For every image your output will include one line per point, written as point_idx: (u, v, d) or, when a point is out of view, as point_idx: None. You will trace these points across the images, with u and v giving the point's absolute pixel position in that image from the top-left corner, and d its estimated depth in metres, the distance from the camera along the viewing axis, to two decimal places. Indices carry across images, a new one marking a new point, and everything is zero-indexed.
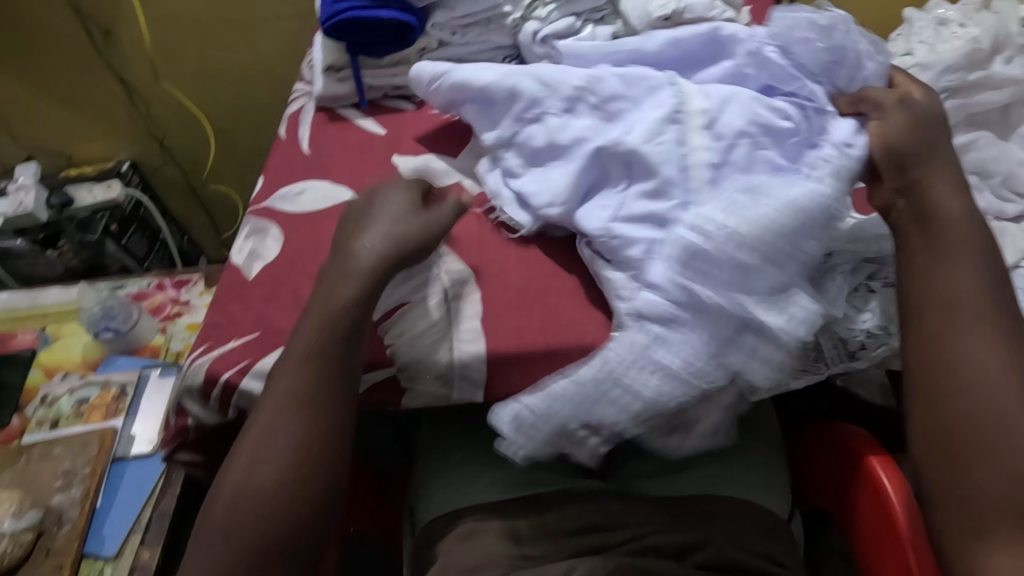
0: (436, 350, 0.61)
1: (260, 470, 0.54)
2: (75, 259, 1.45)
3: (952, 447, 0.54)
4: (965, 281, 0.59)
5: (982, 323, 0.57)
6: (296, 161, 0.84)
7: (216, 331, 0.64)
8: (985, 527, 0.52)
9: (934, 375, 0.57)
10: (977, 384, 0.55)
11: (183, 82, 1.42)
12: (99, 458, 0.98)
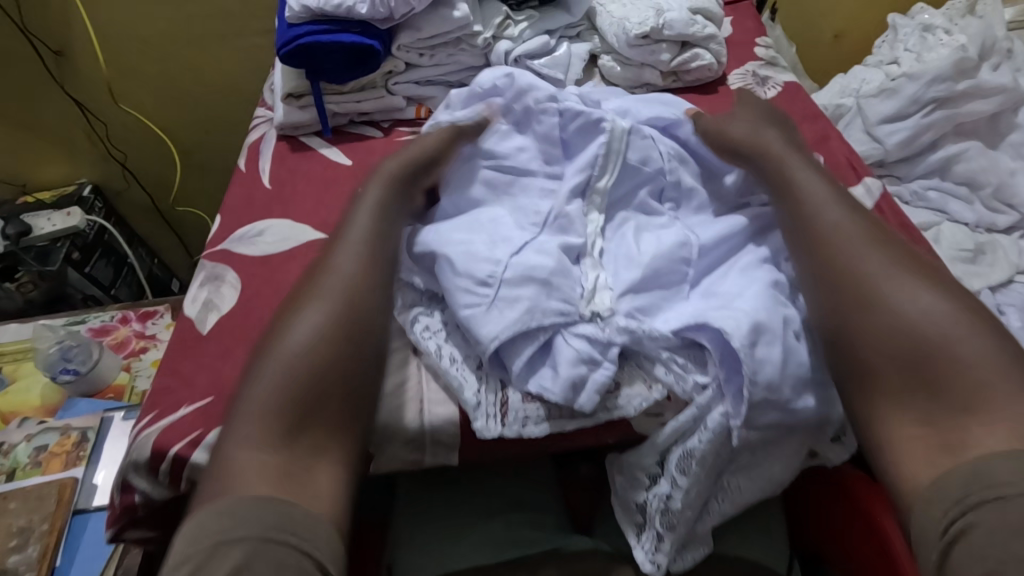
0: (408, 415, 0.56)
1: (290, 371, 0.51)
2: (35, 290, 1.38)
3: (865, 338, 0.52)
4: (821, 194, 0.60)
5: (852, 228, 0.57)
6: (256, 196, 0.78)
7: (165, 397, 0.59)
8: (901, 431, 0.49)
9: (824, 278, 0.55)
10: (871, 274, 0.54)
11: (143, 101, 1.35)
12: (57, 513, 0.93)
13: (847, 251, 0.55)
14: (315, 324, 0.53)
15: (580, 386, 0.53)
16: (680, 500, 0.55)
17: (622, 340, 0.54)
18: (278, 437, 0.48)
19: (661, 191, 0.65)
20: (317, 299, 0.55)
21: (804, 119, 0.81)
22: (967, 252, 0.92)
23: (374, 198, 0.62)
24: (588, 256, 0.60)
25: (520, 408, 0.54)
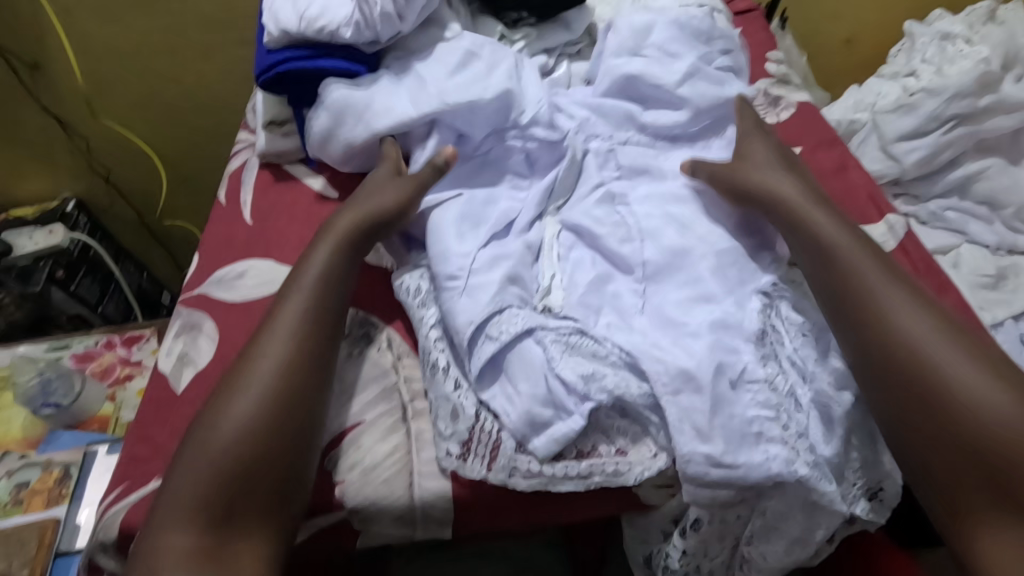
0: (395, 489, 0.52)
1: (228, 442, 0.48)
2: (18, 312, 1.34)
3: (939, 426, 0.48)
4: (859, 257, 0.55)
5: (891, 287, 0.53)
6: (236, 233, 0.74)
7: (135, 467, 0.54)
8: (973, 516, 0.47)
9: (886, 369, 0.51)
10: (938, 363, 0.49)
11: (125, 114, 1.30)
12: (39, 557, 0.89)
13: (907, 329, 0.51)
14: (259, 387, 0.50)
15: (541, 427, 0.51)
16: (679, 561, 0.54)
17: (602, 397, 0.51)
18: (210, 526, 0.45)
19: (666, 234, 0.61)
20: (266, 373, 0.51)
21: (820, 146, 0.76)
22: (989, 277, 0.89)
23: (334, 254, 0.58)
24: (580, 309, 0.57)
25: (511, 457, 0.51)
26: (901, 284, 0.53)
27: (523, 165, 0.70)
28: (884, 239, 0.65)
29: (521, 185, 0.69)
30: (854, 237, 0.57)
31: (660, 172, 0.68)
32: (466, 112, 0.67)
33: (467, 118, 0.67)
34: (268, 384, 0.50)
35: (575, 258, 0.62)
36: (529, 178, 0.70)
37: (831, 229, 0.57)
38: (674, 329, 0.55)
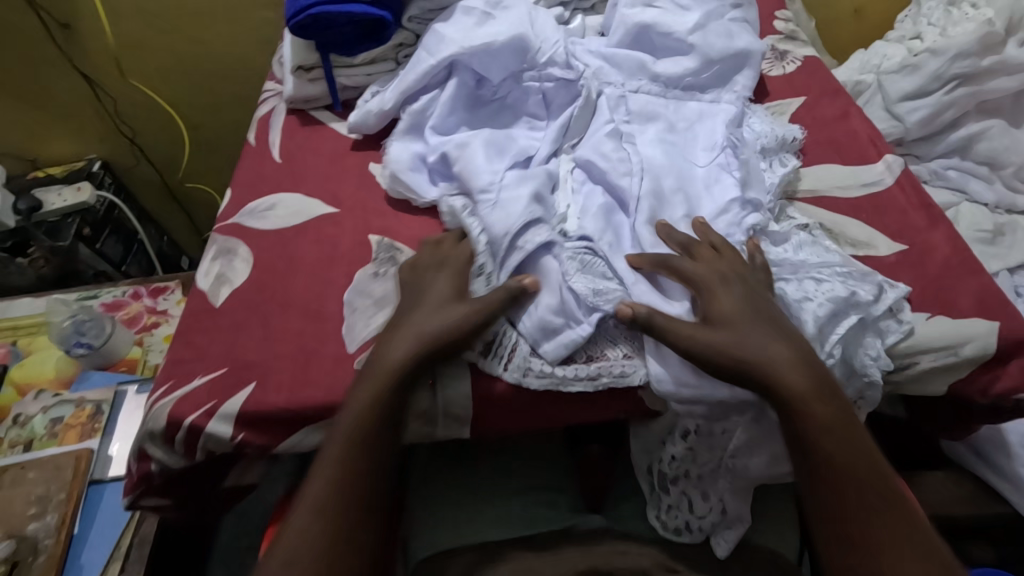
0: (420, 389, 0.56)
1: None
2: (46, 266, 1.39)
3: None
4: (797, 375, 0.50)
5: (825, 425, 0.49)
6: (266, 170, 0.78)
7: (179, 367, 0.59)
8: None
9: (834, 524, 0.49)
10: (887, 544, 0.47)
11: (151, 75, 1.34)
12: (74, 483, 0.94)
13: (870, 532, 0.48)
14: (355, 480, 0.51)
15: (552, 333, 0.55)
16: (676, 466, 0.57)
17: (609, 308, 0.55)
18: None
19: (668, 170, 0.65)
20: (357, 442, 0.52)
21: (823, 95, 0.79)
22: (986, 233, 0.91)
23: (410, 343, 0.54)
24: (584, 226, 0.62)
25: (525, 359, 0.55)
26: (867, 488, 0.49)
27: (540, 107, 0.74)
28: (882, 175, 0.68)
29: (537, 127, 0.73)
30: (838, 417, 0.50)
31: (669, 117, 0.71)
32: (485, 56, 0.71)
33: (486, 61, 0.72)
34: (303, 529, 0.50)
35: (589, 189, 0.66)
36: (544, 120, 0.73)
37: (822, 424, 0.49)
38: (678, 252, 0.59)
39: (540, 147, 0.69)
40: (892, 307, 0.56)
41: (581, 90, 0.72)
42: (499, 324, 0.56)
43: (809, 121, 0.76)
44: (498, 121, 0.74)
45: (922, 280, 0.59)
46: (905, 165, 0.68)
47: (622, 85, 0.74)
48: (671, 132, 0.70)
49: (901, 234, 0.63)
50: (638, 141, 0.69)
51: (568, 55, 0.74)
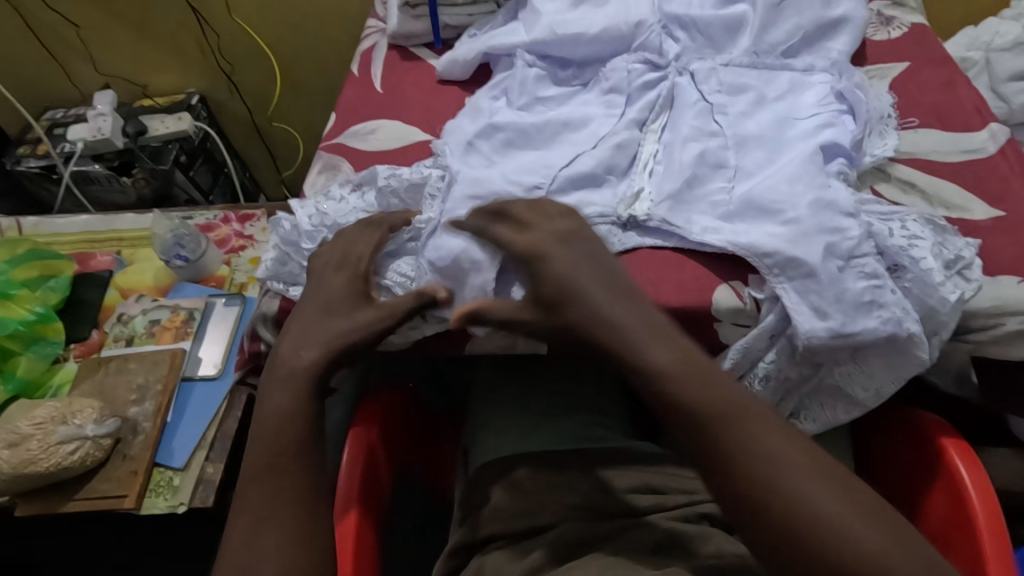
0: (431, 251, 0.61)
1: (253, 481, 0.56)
2: (146, 187, 1.49)
3: (756, 510, 0.46)
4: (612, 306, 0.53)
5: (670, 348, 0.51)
6: (368, 98, 0.83)
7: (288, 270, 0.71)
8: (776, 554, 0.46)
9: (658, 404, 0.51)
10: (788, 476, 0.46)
11: (253, 15, 1.41)
12: (169, 376, 1.04)
13: (758, 465, 0.47)
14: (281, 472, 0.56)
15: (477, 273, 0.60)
16: None
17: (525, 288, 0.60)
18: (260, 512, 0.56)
19: (747, 147, 0.65)
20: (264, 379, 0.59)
21: (929, 62, 0.77)
22: None
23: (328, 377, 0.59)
24: (638, 169, 0.65)
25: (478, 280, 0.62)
26: (745, 428, 0.48)
27: (622, 82, 0.71)
28: (985, 143, 0.67)
29: (614, 108, 0.70)
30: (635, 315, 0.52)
31: (759, 89, 0.70)
32: (574, 44, 0.74)
33: (576, 46, 0.74)
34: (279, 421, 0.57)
35: (664, 169, 0.64)
36: (624, 98, 0.70)
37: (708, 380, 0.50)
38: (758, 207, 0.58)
39: (617, 122, 0.67)
40: (961, 264, 0.56)
41: (665, 75, 0.71)
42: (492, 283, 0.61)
43: (910, 87, 0.74)
44: (582, 85, 0.74)
45: (1015, 246, 0.59)
46: (1010, 135, 0.67)
47: (712, 60, 0.73)
48: (774, 114, 0.68)
49: (997, 201, 0.63)
50: (730, 113, 0.68)
51: (657, 37, 0.74)
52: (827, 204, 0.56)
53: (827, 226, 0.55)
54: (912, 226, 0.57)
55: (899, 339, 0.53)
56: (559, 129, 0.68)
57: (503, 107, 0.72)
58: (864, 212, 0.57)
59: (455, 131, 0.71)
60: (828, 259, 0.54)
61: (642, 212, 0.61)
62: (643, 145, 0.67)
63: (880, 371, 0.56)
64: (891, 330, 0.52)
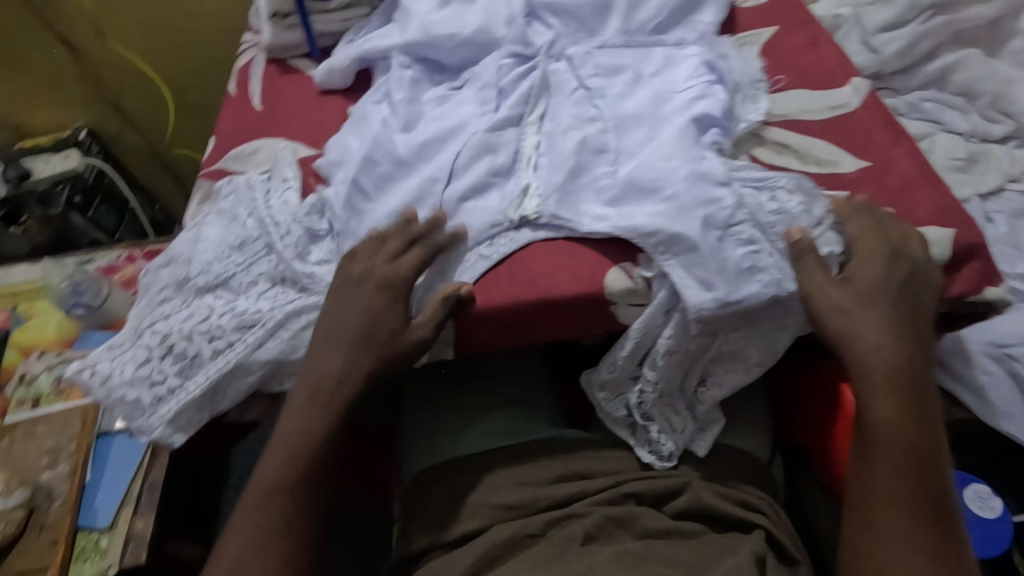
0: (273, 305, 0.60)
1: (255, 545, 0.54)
2: (41, 235, 1.39)
3: None
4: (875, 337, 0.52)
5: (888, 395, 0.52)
6: (247, 118, 0.79)
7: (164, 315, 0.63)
8: None
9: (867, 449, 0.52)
10: (877, 532, 0.49)
11: (132, 38, 1.29)
12: (83, 435, 0.96)
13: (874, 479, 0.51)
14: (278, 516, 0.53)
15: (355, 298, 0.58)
16: (653, 392, 0.62)
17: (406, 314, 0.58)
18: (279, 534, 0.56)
19: (625, 129, 0.66)
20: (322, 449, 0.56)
21: (796, 24, 0.79)
22: (960, 161, 0.92)
23: (302, 407, 0.56)
24: (521, 167, 0.65)
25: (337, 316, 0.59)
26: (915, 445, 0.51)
27: (493, 77, 0.71)
28: (849, 98, 0.70)
29: (489, 102, 0.69)
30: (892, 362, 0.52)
31: (634, 69, 0.71)
32: (448, 46, 0.73)
33: (451, 48, 0.73)
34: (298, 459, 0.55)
35: (549, 162, 0.64)
36: (496, 91, 0.70)
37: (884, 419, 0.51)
38: (641, 188, 0.59)
39: (490, 123, 0.67)
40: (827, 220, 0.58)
41: (534, 68, 0.71)
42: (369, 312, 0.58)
43: (781, 50, 0.76)
44: (457, 87, 0.73)
45: (882, 194, 0.62)
46: (871, 88, 0.70)
47: (586, 44, 0.74)
48: (654, 92, 0.68)
49: (865, 152, 0.65)
50: (608, 96, 0.69)
51: (525, 29, 0.74)
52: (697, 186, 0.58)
53: (703, 199, 0.56)
54: (783, 188, 0.59)
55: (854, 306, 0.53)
56: (435, 133, 0.67)
57: (384, 113, 0.70)
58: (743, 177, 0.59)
59: (338, 145, 0.69)
60: (706, 231, 0.55)
61: (533, 210, 0.61)
62: (524, 140, 0.67)
63: (773, 332, 0.58)
64: (812, 294, 0.54)
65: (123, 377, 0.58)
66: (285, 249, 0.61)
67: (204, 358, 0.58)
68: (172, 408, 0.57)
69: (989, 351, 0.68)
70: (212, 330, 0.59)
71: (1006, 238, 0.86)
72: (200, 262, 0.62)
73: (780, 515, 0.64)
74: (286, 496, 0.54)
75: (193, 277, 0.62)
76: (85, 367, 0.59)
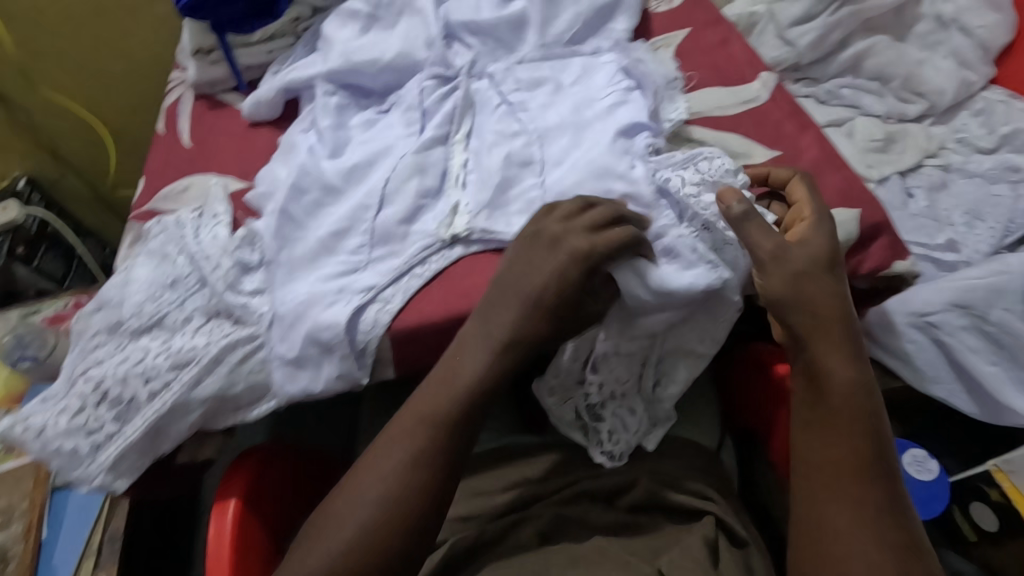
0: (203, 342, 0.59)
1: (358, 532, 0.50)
2: None
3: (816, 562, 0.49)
4: (830, 308, 0.55)
5: (842, 360, 0.54)
6: (176, 156, 0.79)
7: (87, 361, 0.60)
8: None
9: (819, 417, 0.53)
10: (829, 503, 0.50)
11: (63, 82, 1.26)
12: (36, 491, 0.91)
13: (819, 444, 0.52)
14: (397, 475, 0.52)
15: (288, 326, 0.58)
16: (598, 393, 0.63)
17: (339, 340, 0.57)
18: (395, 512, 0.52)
19: (549, 139, 0.67)
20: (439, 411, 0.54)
21: (706, 25, 0.82)
22: (879, 142, 0.96)
23: (406, 429, 0.53)
24: (450, 185, 0.66)
25: (269, 347, 0.59)
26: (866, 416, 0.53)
27: (416, 99, 0.72)
28: (758, 93, 0.73)
29: (414, 125, 0.70)
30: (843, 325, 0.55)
31: (555, 80, 0.73)
32: (371, 72, 0.74)
33: (374, 74, 0.74)
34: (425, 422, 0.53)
35: (477, 178, 0.66)
36: (421, 113, 0.71)
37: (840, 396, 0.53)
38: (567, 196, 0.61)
39: (417, 144, 0.68)
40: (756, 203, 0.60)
41: (458, 86, 0.73)
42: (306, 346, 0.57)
43: (693, 51, 0.80)
44: (385, 110, 0.74)
45: (791, 182, 0.66)
46: (777, 81, 0.74)
47: (507, 60, 0.76)
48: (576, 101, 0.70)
49: (775, 144, 0.69)
50: (531, 108, 0.71)
51: (445, 51, 0.75)
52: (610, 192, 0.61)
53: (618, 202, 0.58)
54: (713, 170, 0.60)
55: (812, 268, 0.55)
56: (361, 156, 0.68)
57: (312, 140, 0.71)
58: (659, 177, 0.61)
59: (268, 176, 0.70)
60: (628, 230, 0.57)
61: (463, 227, 0.63)
62: (452, 158, 0.68)
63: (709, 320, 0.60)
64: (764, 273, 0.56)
65: (58, 428, 0.56)
66: (216, 284, 0.61)
67: (141, 400, 0.57)
68: (112, 454, 0.56)
69: (917, 322, 0.71)
70: (144, 371, 0.57)
71: (926, 211, 0.90)
72: (132, 303, 0.61)
73: (731, 498, 0.66)
74: (400, 523, 0.50)
75: (124, 322, 0.61)
76: (17, 422, 0.57)
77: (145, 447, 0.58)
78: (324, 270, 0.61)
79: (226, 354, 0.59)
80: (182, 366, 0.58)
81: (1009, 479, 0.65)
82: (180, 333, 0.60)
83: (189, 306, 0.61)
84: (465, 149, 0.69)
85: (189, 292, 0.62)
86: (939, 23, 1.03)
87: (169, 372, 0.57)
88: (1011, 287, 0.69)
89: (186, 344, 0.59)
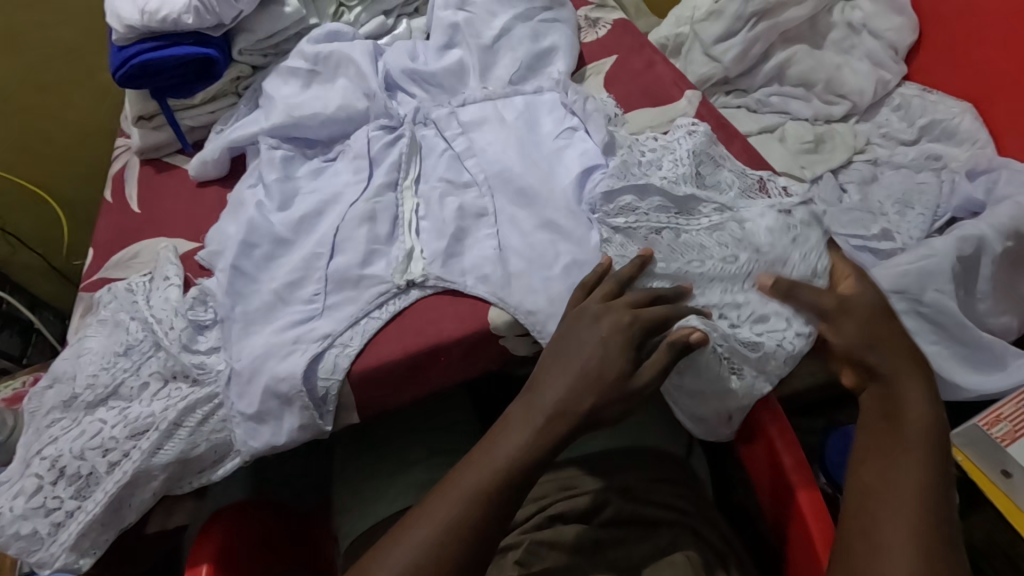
0: (157, 409, 0.58)
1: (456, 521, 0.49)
2: None
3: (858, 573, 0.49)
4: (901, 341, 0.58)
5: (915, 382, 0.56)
6: (125, 223, 0.79)
7: (38, 439, 0.59)
8: None
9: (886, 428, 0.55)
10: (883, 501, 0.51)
11: (8, 159, 1.25)
12: None
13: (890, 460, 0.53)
14: (498, 473, 0.51)
15: (244, 381, 0.59)
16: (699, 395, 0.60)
17: (296, 391, 0.58)
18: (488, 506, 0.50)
19: (492, 176, 0.71)
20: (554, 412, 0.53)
21: (632, 50, 0.86)
22: (810, 144, 1.01)
23: (510, 443, 0.52)
24: (403, 228, 0.68)
25: (227, 409, 0.59)
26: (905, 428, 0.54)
27: (363, 149, 0.73)
28: (685, 110, 0.78)
29: (362, 172, 0.72)
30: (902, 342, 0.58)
31: (498, 117, 0.76)
32: (315, 125, 0.76)
33: (317, 127, 0.76)
34: (531, 424, 0.53)
35: (429, 225, 0.68)
36: (369, 162, 0.72)
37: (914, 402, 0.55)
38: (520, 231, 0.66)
39: (368, 190, 0.70)
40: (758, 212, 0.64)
41: (403, 133, 0.75)
42: (265, 400, 0.58)
43: (622, 76, 0.84)
44: (332, 159, 0.76)
45: None
46: (702, 97, 0.79)
47: (449, 104, 0.78)
48: (518, 144, 0.72)
49: None
50: (476, 151, 0.73)
51: (387, 101, 0.77)
52: (552, 218, 0.66)
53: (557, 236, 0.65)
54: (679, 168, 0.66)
55: (839, 309, 0.58)
56: (312, 207, 0.69)
57: (260, 195, 0.72)
58: (623, 201, 0.64)
59: (218, 234, 0.70)
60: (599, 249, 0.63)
61: (418, 273, 0.64)
62: (403, 204, 0.70)
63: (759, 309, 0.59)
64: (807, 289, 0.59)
65: (14, 512, 0.55)
66: (171, 348, 0.61)
67: (100, 473, 0.56)
68: (73, 532, 0.55)
69: None
70: (100, 444, 0.57)
71: (859, 205, 0.93)
72: (85, 376, 0.60)
73: (705, 506, 0.67)
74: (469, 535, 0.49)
75: (77, 395, 0.60)
76: None
77: (105, 521, 0.57)
78: (279, 323, 0.62)
79: (183, 418, 0.58)
80: (140, 434, 0.57)
81: (964, 453, 0.67)
82: (136, 402, 0.59)
83: (143, 374, 0.61)
84: (413, 194, 0.71)
85: (144, 360, 0.61)
86: (850, 29, 1.09)
87: (127, 443, 0.57)
88: (940, 268, 0.72)
89: (142, 412, 0.58)
